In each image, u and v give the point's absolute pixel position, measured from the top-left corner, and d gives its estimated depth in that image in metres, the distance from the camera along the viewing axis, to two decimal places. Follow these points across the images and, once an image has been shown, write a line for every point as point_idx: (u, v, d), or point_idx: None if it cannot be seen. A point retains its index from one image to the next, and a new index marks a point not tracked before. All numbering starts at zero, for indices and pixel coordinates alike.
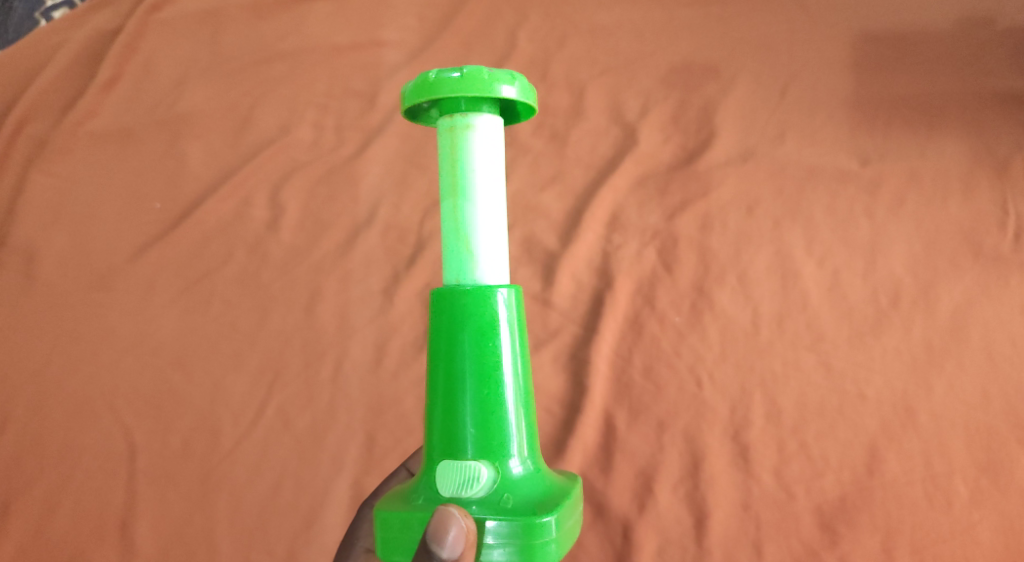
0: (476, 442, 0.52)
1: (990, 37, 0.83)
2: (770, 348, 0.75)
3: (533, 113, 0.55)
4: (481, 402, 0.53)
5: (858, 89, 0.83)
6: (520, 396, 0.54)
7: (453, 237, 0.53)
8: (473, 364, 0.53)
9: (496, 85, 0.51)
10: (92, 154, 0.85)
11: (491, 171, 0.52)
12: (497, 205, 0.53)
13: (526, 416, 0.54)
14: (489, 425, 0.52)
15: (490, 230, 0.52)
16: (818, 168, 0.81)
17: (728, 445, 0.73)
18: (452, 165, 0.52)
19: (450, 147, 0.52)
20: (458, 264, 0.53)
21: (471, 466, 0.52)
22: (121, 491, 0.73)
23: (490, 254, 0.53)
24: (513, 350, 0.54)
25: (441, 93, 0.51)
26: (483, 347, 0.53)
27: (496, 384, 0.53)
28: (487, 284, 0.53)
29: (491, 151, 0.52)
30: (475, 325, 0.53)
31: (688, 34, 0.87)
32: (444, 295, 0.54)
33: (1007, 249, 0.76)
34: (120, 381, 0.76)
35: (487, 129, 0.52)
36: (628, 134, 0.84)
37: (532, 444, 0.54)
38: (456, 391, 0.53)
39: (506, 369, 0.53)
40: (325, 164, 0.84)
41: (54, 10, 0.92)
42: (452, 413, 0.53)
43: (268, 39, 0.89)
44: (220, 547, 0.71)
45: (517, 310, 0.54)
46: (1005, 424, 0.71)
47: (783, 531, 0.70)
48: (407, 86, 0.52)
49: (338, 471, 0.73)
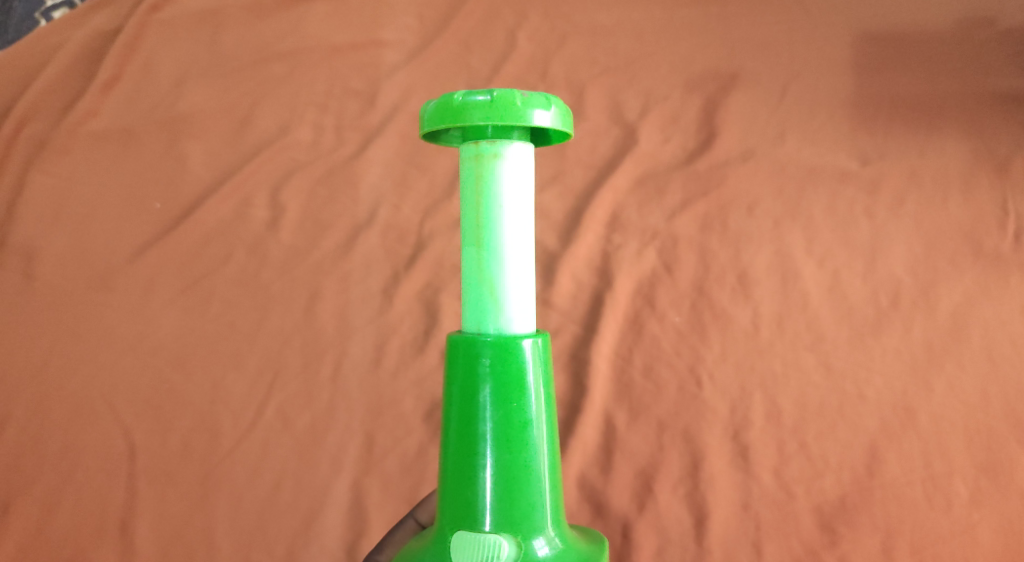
0: (496, 515, 0.50)
1: (991, 37, 0.83)
2: (771, 348, 0.75)
3: (567, 138, 0.52)
4: (504, 469, 0.50)
5: (859, 89, 0.83)
6: (548, 464, 0.51)
7: (476, 281, 0.50)
8: (494, 427, 0.50)
9: (530, 111, 0.48)
10: (92, 154, 0.85)
11: (520, 207, 0.50)
12: (525, 245, 0.50)
13: (553, 487, 0.51)
14: (512, 499, 0.50)
15: (517, 274, 0.50)
16: (818, 167, 0.81)
17: (728, 445, 0.73)
18: (477, 198, 0.50)
19: (474, 176, 0.50)
20: (481, 310, 0.50)
21: (491, 543, 0.49)
22: (122, 491, 0.73)
23: (516, 300, 0.50)
24: (541, 413, 0.51)
25: (469, 119, 0.48)
26: (508, 409, 0.50)
27: (520, 452, 0.50)
28: (511, 334, 0.50)
29: (521, 182, 0.50)
30: (500, 384, 0.50)
31: (688, 33, 0.87)
32: (463, 346, 0.51)
33: (1007, 250, 0.76)
34: (120, 381, 0.76)
35: (518, 157, 0.49)
36: (628, 134, 0.84)
37: (558, 518, 0.51)
38: (475, 456, 0.50)
39: (532, 432, 0.50)
40: (325, 164, 0.84)
41: (54, 9, 0.92)
42: (470, 480, 0.50)
43: (268, 39, 0.89)
44: (220, 547, 0.71)
45: (545, 368, 0.51)
46: (1005, 424, 0.71)
47: (783, 531, 0.70)
48: (427, 105, 0.49)
49: (339, 471, 0.73)
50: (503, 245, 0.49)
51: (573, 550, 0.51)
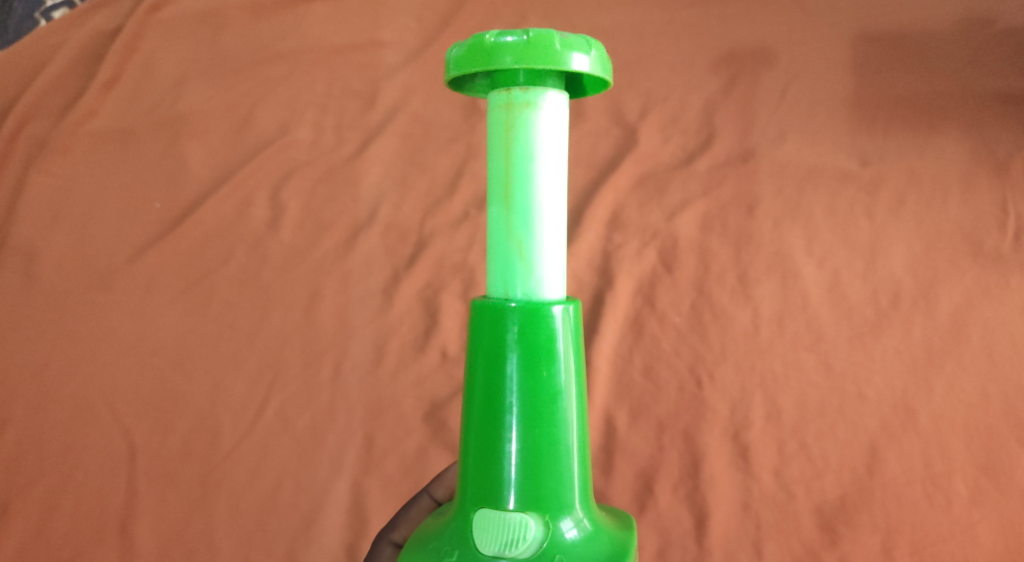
0: (522, 491, 0.48)
1: (990, 37, 0.83)
2: (770, 348, 0.75)
3: (604, 86, 0.50)
4: (532, 443, 0.48)
5: (859, 89, 0.83)
6: (575, 438, 0.50)
7: (504, 239, 0.48)
8: (522, 399, 0.49)
9: (568, 53, 0.46)
10: (92, 154, 0.85)
11: (553, 163, 0.48)
12: (557, 203, 0.48)
13: (579, 464, 0.50)
14: (540, 473, 0.49)
15: (548, 234, 0.48)
16: (818, 168, 0.81)
17: (728, 445, 0.73)
18: (506, 151, 0.48)
19: (504, 128, 0.48)
20: (508, 271, 0.49)
21: (517, 521, 0.48)
22: (122, 491, 0.73)
23: (547, 260, 0.48)
24: (570, 385, 0.49)
25: (501, 63, 0.45)
26: (536, 379, 0.49)
27: (549, 424, 0.49)
28: (541, 298, 0.49)
29: (554, 135, 0.48)
30: (528, 353, 0.49)
31: (687, 34, 0.87)
32: (489, 311, 0.49)
33: (1007, 250, 0.76)
34: (120, 381, 0.76)
35: (551, 108, 0.48)
36: (628, 134, 0.84)
37: (586, 496, 0.50)
38: (500, 428, 0.49)
39: (561, 404, 0.49)
40: (325, 165, 0.84)
41: (54, 10, 0.92)
42: (495, 453, 0.49)
43: (268, 39, 0.89)
44: (221, 547, 0.71)
45: (574, 338, 0.50)
46: (1005, 423, 0.71)
47: (783, 531, 0.70)
48: (455, 49, 0.47)
49: (338, 471, 0.73)
50: (534, 203, 0.48)
51: (600, 530, 0.50)
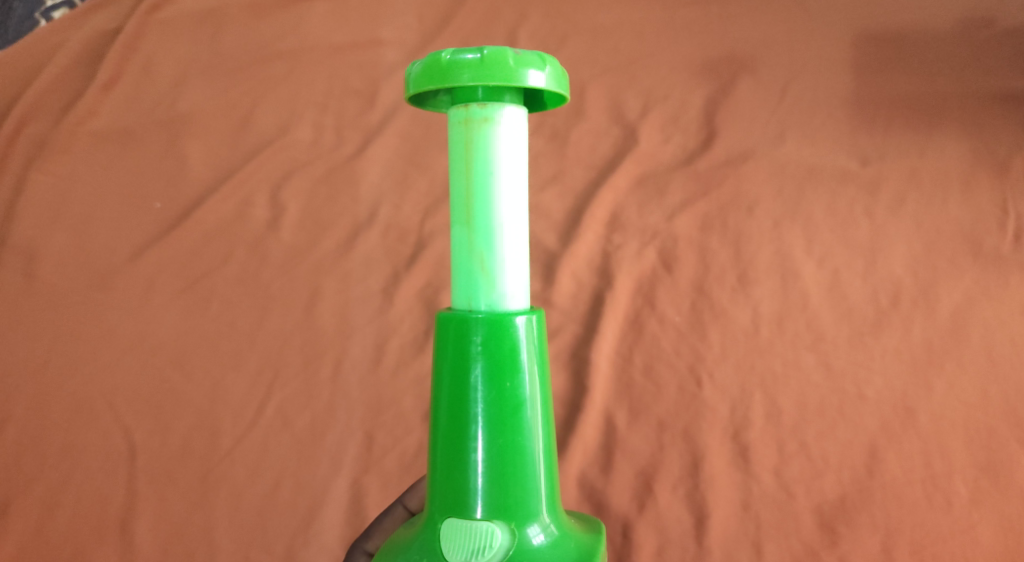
0: (488, 499, 0.49)
1: (990, 37, 0.83)
2: (770, 347, 0.75)
3: (562, 101, 0.51)
4: (497, 452, 0.49)
5: (858, 89, 0.83)
6: (542, 446, 0.50)
7: (466, 253, 0.49)
8: (487, 408, 0.49)
9: (523, 70, 0.47)
10: (92, 153, 0.85)
11: (513, 176, 0.48)
12: (518, 215, 0.49)
13: (545, 472, 0.51)
14: (506, 483, 0.49)
15: (510, 247, 0.49)
16: (818, 167, 0.81)
17: (728, 444, 0.73)
18: (467, 166, 0.48)
19: (464, 143, 0.48)
20: (472, 284, 0.49)
21: (484, 529, 0.49)
22: (122, 490, 0.73)
23: (509, 273, 0.49)
24: (535, 394, 0.50)
25: (458, 79, 0.47)
26: (500, 389, 0.49)
27: (513, 433, 0.49)
28: (504, 311, 0.49)
29: (514, 148, 0.48)
30: (492, 364, 0.49)
31: (687, 33, 0.87)
32: (453, 323, 0.50)
33: (1007, 250, 0.76)
34: (120, 380, 0.76)
35: (511, 123, 0.48)
36: (628, 134, 0.84)
37: (553, 503, 0.51)
38: (465, 439, 0.49)
39: (526, 413, 0.50)
40: (325, 164, 0.84)
41: (54, 9, 0.92)
42: (461, 463, 0.49)
43: (268, 39, 0.89)
44: (221, 546, 0.71)
45: (538, 348, 0.50)
46: (1005, 424, 0.71)
47: (783, 531, 0.70)
48: (415, 68, 0.48)
49: (338, 471, 0.73)
50: (495, 217, 0.48)
51: (566, 536, 0.51)
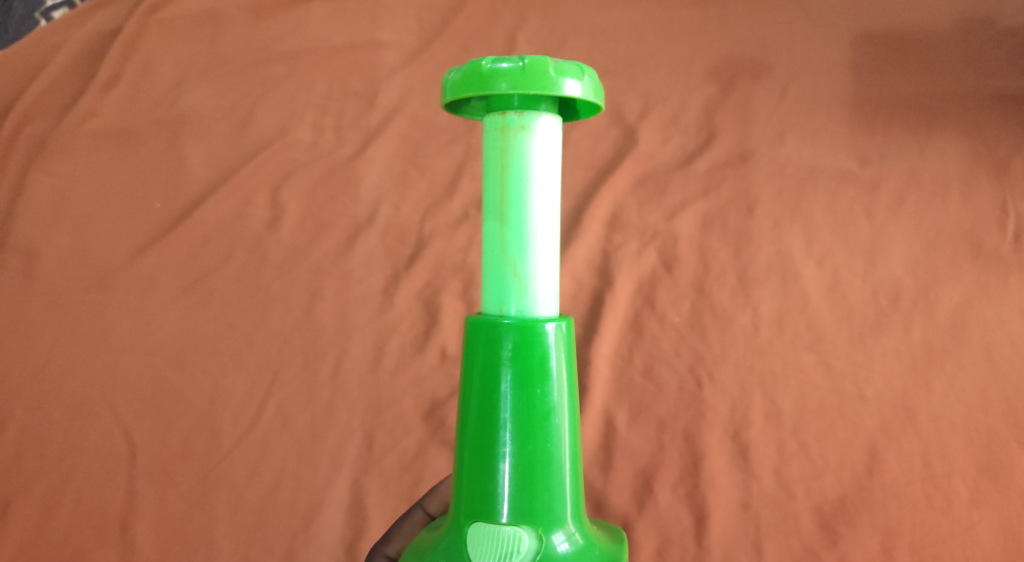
0: (515, 505, 0.49)
1: (990, 38, 0.83)
2: (770, 348, 0.75)
3: (597, 112, 0.51)
4: (525, 458, 0.49)
5: (858, 89, 0.83)
6: (569, 453, 0.50)
7: (498, 258, 0.49)
8: (516, 412, 0.49)
9: (561, 80, 0.47)
10: (92, 153, 0.85)
11: (548, 184, 0.49)
12: (551, 223, 0.49)
13: (572, 479, 0.51)
14: (533, 489, 0.49)
15: (543, 254, 0.49)
16: (818, 168, 0.81)
17: (728, 444, 0.73)
18: (502, 173, 0.49)
19: (500, 150, 0.49)
20: (503, 290, 0.50)
21: (511, 535, 0.49)
22: (122, 491, 0.73)
23: (542, 280, 0.49)
24: (563, 402, 0.50)
25: (496, 88, 0.47)
26: (530, 396, 0.49)
27: (542, 440, 0.49)
28: (535, 318, 0.49)
29: (549, 157, 0.49)
30: (522, 371, 0.49)
31: (687, 35, 0.88)
32: (484, 329, 0.50)
33: (1007, 250, 0.76)
34: (119, 381, 0.76)
35: (546, 131, 0.48)
36: (628, 135, 0.85)
37: (578, 510, 0.51)
38: (494, 443, 0.49)
39: (556, 419, 0.50)
40: (325, 165, 0.84)
41: (53, 9, 0.92)
42: (488, 469, 0.50)
43: (268, 40, 0.89)
44: (220, 546, 0.71)
45: (567, 354, 0.50)
46: (1005, 424, 0.71)
47: (783, 531, 0.70)
48: (452, 75, 0.48)
49: (338, 470, 0.73)
50: (529, 223, 0.49)
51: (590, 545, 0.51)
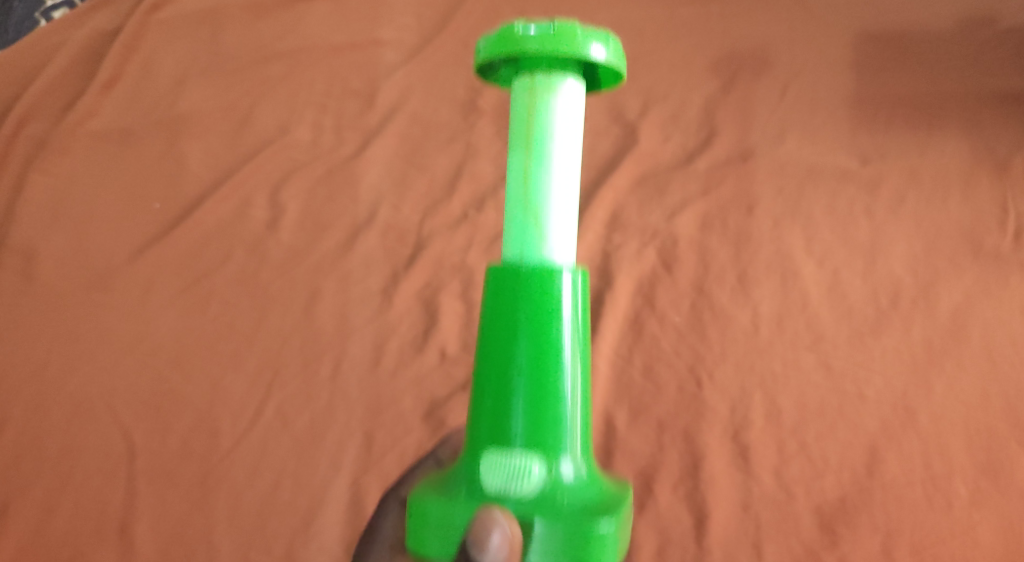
0: (524, 438, 0.44)
1: (991, 37, 0.86)
2: (770, 348, 0.75)
3: (621, 84, 0.47)
4: (536, 392, 0.44)
5: (859, 88, 0.85)
6: (579, 389, 0.45)
7: (517, 197, 0.44)
8: (529, 346, 0.44)
9: (590, 43, 0.43)
10: (91, 153, 0.86)
11: (570, 133, 0.45)
12: (572, 170, 0.45)
13: (583, 416, 0.46)
14: (542, 421, 0.44)
15: (563, 192, 0.44)
16: (817, 167, 0.82)
17: (728, 445, 0.71)
18: (526, 118, 0.44)
19: (526, 108, 0.44)
20: (519, 231, 0.45)
21: (518, 463, 0.43)
22: (121, 492, 0.71)
23: (560, 219, 0.44)
24: (573, 354, 0.45)
25: (525, 46, 0.43)
26: (542, 326, 0.44)
27: (555, 375, 0.44)
28: (554, 262, 0.45)
29: (571, 111, 0.45)
30: (534, 301, 0.44)
31: (688, 32, 0.91)
32: (503, 274, 0.45)
33: (1007, 249, 0.76)
34: (120, 382, 0.76)
35: (571, 92, 0.45)
36: (628, 133, 0.86)
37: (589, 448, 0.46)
38: (506, 377, 0.45)
39: (568, 353, 0.45)
40: (325, 165, 0.85)
41: (53, 9, 0.96)
42: (501, 402, 0.44)
43: (268, 39, 0.92)
44: (221, 547, 0.68)
45: (583, 300, 0.46)
46: (1005, 424, 0.70)
47: (783, 531, 0.67)
48: (481, 41, 0.44)
49: (337, 471, 0.71)
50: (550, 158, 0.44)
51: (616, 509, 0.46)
